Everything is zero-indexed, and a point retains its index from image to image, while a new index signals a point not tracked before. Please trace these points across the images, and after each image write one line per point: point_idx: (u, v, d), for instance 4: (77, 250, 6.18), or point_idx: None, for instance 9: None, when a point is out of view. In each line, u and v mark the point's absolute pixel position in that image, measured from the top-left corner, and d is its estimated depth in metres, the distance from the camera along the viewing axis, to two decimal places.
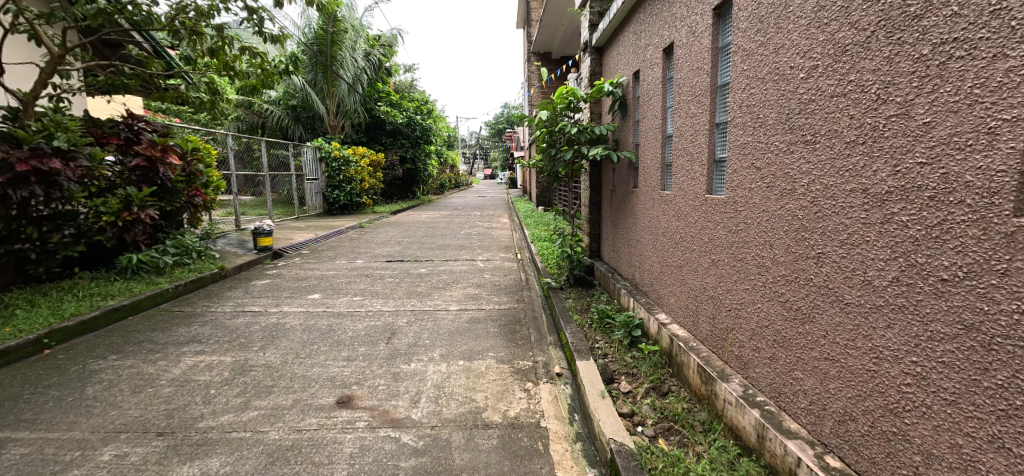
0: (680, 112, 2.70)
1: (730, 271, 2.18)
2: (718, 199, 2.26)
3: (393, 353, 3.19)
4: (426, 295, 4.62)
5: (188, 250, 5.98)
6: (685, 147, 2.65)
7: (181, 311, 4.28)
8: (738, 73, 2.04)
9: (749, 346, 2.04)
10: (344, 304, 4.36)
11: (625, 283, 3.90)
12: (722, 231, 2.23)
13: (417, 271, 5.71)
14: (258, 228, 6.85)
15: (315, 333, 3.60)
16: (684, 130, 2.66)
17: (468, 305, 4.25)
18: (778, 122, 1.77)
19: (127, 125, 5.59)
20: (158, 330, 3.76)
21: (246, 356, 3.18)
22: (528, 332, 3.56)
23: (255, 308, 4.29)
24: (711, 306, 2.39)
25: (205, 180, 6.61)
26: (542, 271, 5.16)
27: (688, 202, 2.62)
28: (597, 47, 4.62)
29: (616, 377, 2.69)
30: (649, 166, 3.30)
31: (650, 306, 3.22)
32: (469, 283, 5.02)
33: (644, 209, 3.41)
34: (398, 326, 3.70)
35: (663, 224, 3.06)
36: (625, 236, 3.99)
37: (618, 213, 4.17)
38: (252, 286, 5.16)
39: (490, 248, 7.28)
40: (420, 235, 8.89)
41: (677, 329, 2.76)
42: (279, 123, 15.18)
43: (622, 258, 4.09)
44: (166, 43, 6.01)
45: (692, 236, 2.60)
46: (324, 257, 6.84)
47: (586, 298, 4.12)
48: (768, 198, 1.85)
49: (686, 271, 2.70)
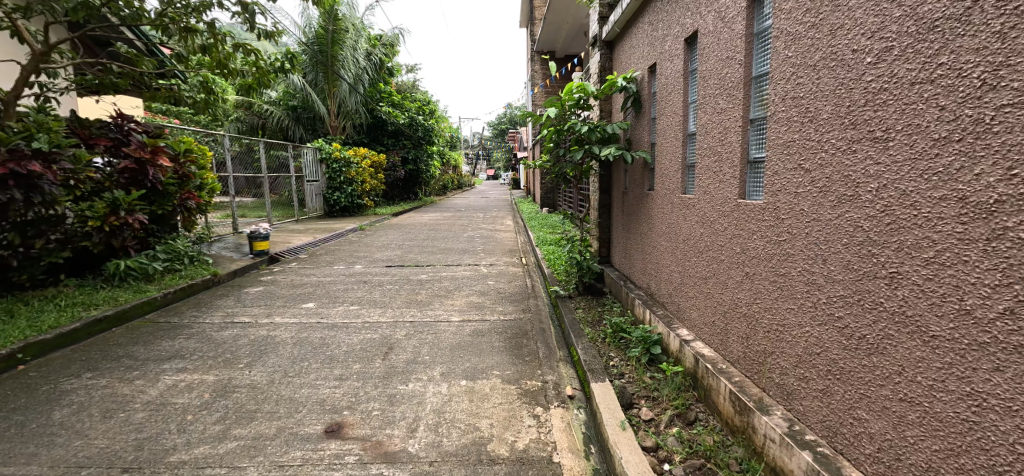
0: (706, 108, 2.44)
1: (768, 287, 1.91)
2: (755, 204, 1.99)
3: (389, 371, 2.93)
4: (426, 304, 4.36)
5: (181, 255, 5.72)
6: (712, 146, 2.39)
7: (167, 321, 4.05)
8: (781, 61, 1.78)
9: (793, 374, 1.77)
10: (340, 314, 4.11)
11: (639, 292, 3.63)
12: (760, 242, 1.96)
13: (417, 277, 5.45)
14: (254, 232, 6.62)
15: (306, 348, 3.35)
16: (710, 127, 2.40)
17: (470, 315, 3.99)
18: (836, 116, 1.50)
19: (116, 125, 5.37)
20: (140, 344, 3.52)
21: (230, 375, 2.93)
22: (536, 346, 3.30)
23: (245, 319, 4.05)
24: (744, 324, 2.12)
25: (198, 182, 6.39)
26: (549, 279, 4.88)
27: (715, 207, 2.36)
28: (607, 41, 4.36)
29: (635, 402, 2.42)
30: (668, 168, 3.03)
31: (669, 320, 2.95)
32: (472, 291, 4.76)
33: (662, 213, 3.15)
34: (396, 340, 3.44)
35: (684, 231, 2.79)
36: (639, 241, 3.73)
37: (632, 217, 3.90)
38: (244, 294, 4.91)
39: (494, 251, 7.01)
40: (421, 238, 8.64)
41: (702, 347, 2.49)
42: (279, 124, 14.97)
43: (636, 265, 3.83)
44: (157, 40, 5.77)
45: (720, 245, 2.34)
46: (322, 261, 6.59)
47: (598, 308, 3.85)
48: (821, 205, 1.58)
49: (713, 284, 2.43)
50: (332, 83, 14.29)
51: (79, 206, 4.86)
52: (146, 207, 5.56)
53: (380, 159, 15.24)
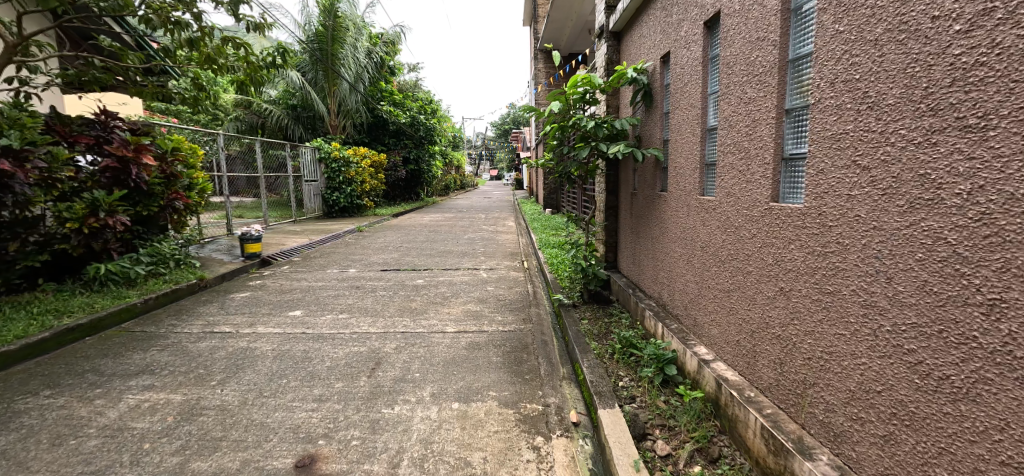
0: (731, 98, 2.15)
1: (810, 306, 1.63)
2: (794, 208, 1.71)
3: (374, 391, 2.65)
4: (421, 312, 4.07)
5: (165, 258, 5.42)
6: (737, 141, 2.10)
7: (143, 331, 3.78)
8: (830, 38, 1.49)
9: (842, 413, 1.49)
10: (327, 323, 3.82)
11: (649, 303, 3.34)
12: (798, 251, 1.68)
13: (413, 282, 5.16)
14: (246, 234, 6.36)
15: (287, 363, 3.07)
16: (736, 120, 2.11)
17: (467, 325, 3.70)
18: (907, 101, 1.22)
19: (98, 123, 5.11)
20: (108, 357, 3.25)
21: (199, 395, 2.66)
22: (537, 362, 3.01)
23: (226, 328, 3.77)
24: (777, 348, 1.84)
25: (186, 182, 6.12)
26: (552, 285, 4.59)
27: (741, 211, 2.08)
28: (614, 32, 4.08)
29: (648, 432, 2.13)
30: (683, 167, 2.74)
31: (685, 335, 2.66)
32: (469, 297, 4.47)
33: (676, 217, 2.87)
34: (384, 354, 3.16)
35: (701, 236, 2.51)
36: (650, 248, 3.44)
37: (641, 220, 3.62)
38: (229, 300, 4.64)
39: (495, 255, 6.72)
40: (420, 240, 8.36)
41: (724, 369, 2.20)
42: (279, 123, 14.67)
43: (646, 273, 3.54)
44: (142, 32, 5.51)
45: (746, 255, 2.05)
46: (315, 265, 6.32)
47: (604, 319, 3.56)
48: (886, 212, 1.30)
49: (737, 299, 2.15)
50: (332, 82, 14.04)
51: (56, 207, 4.61)
52: (129, 208, 5.30)
53: (381, 159, 14.82)
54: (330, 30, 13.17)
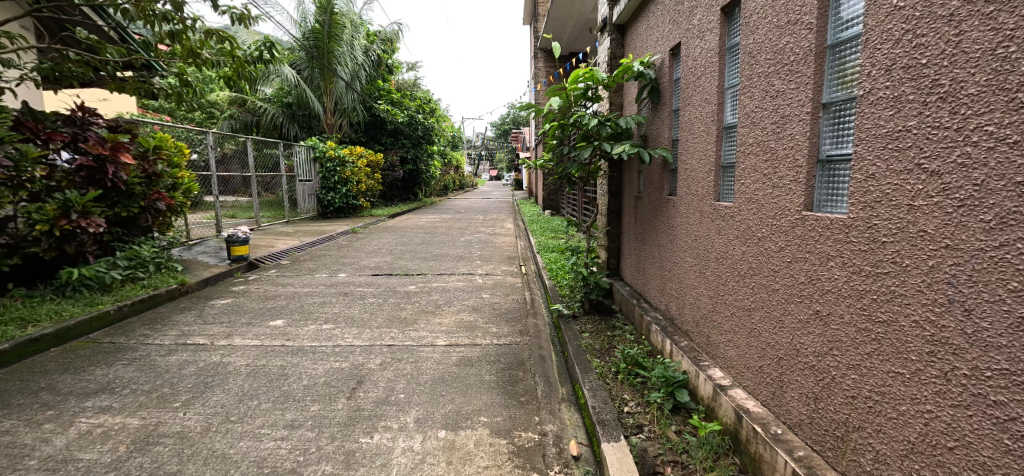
0: (753, 91, 1.90)
1: (854, 335, 1.40)
2: (836, 219, 1.46)
3: (353, 416, 2.39)
4: (410, 323, 3.81)
5: (144, 262, 5.14)
6: (761, 140, 1.85)
7: (111, 342, 3.51)
8: (886, 16, 1.25)
9: (898, 468, 1.25)
10: (310, 335, 3.56)
11: (656, 315, 3.09)
12: (840, 271, 1.44)
13: (405, 289, 4.90)
14: (232, 236, 6.10)
15: (261, 380, 2.81)
16: (759, 116, 1.86)
17: (459, 338, 3.44)
18: (999, 90, 1.00)
19: (73, 120, 4.85)
20: (68, 373, 2.98)
21: (158, 420, 2.40)
22: (534, 382, 2.75)
23: (200, 340, 3.50)
24: (809, 380, 1.60)
25: (171, 182, 5.86)
26: (551, 294, 4.33)
27: (765, 219, 1.83)
28: (618, 25, 3.82)
29: (658, 471, 1.87)
30: (695, 169, 2.49)
31: (697, 355, 2.41)
32: (463, 306, 4.21)
33: (686, 225, 2.62)
34: (367, 371, 2.90)
35: (716, 247, 2.26)
36: (656, 255, 3.19)
37: (647, 226, 3.37)
38: (209, 307, 4.37)
39: (492, 259, 6.45)
40: (416, 243, 8.09)
41: (745, 398, 1.96)
42: (273, 121, 14.37)
43: (652, 283, 3.29)
44: (122, 24, 5.25)
45: (769, 271, 1.81)
46: (304, 269, 6.06)
47: (606, 332, 3.30)
48: (967, 227, 1.06)
49: (758, 319, 1.90)
50: (328, 81, 13.78)
51: (26, 208, 4.35)
52: (107, 209, 5.05)
53: (377, 158, 14.54)
54: (326, 27, 12.91)
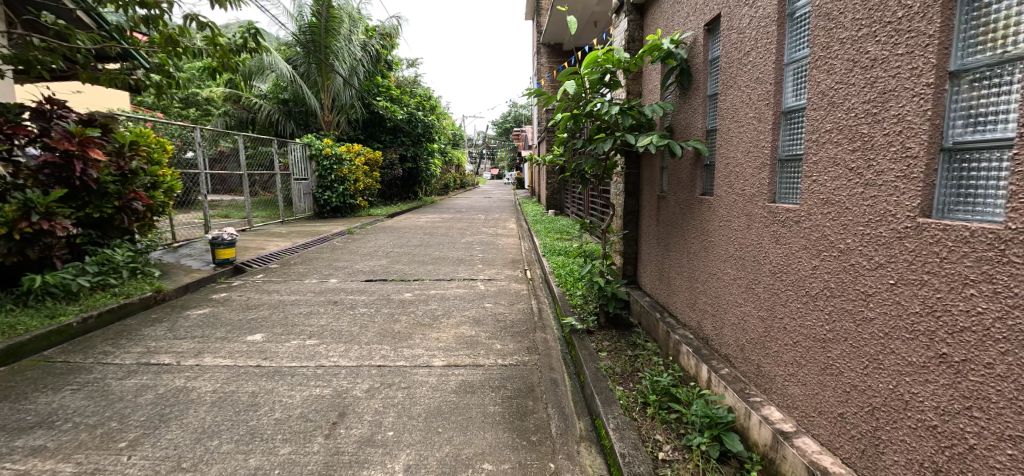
0: (834, 62, 1.48)
1: (1015, 395, 1.01)
2: (984, 230, 1.05)
3: (330, 462, 1.98)
4: (404, 338, 3.39)
5: (117, 267, 4.73)
6: (844, 124, 1.44)
7: (65, 362, 3.11)
8: None
9: None
10: (290, 353, 3.15)
11: (685, 334, 2.68)
12: (990, 304, 1.04)
13: (400, 297, 4.48)
14: (217, 239, 5.69)
15: (227, 412, 2.40)
16: (844, 93, 1.44)
17: (459, 357, 3.03)
18: None
19: (41, 112, 4.46)
20: (5, 401, 2.58)
21: (95, 467, 1.99)
22: (546, 415, 2.34)
23: (166, 359, 3.10)
24: (926, 444, 1.21)
25: (150, 180, 5.46)
26: (561, 304, 3.91)
27: (850, 227, 1.43)
28: (637, 4, 3.41)
29: None
30: (740, 163, 2.08)
31: (744, 388, 2.01)
32: (463, 317, 3.79)
33: (726, 230, 2.22)
34: (352, 400, 2.48)
35: (771, 258, 1.85)
36: (683, 264, 2.79)
37: (672, 230, 2.96)
38: (183, 318, 3.96)
39: (494, 263, 6.03)
40: (414, 244, 7.68)
41: (819, 452, 1.56)
42: (269, 118, 13.97)
43: (678, 296, 2.88)
44: (93, 9, 4.84)
45: (856, 294, 1.42)
46: (293, 273, 5.64)
47: (626, 351, 2.88)
48: None
49: (836, 354, 1.51)
50: (326, 77, 13.36)
51: None
52: (76, 210, 4.67)
53: (376, 156, 14.13)
54: (323, 20, 12.49)
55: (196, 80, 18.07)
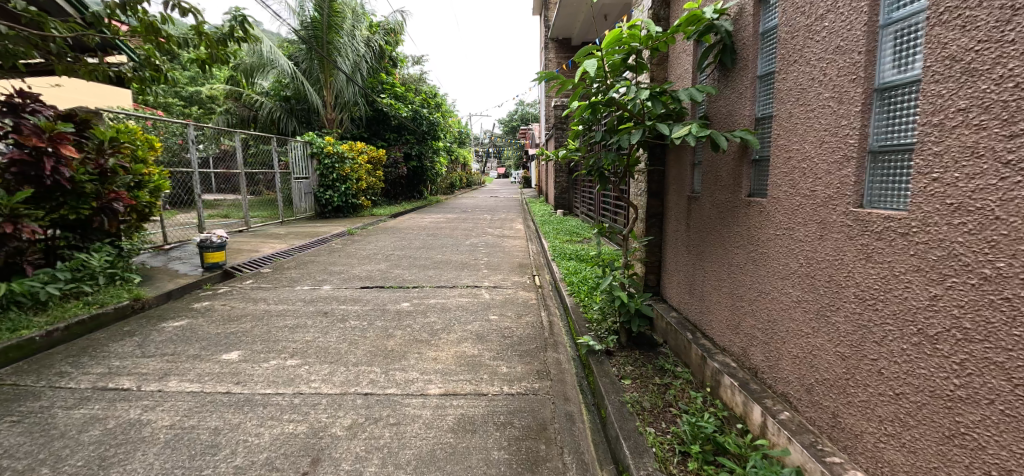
0: (976, 13, 1.07)
1: None
2: None
3: None
4: (398, 357, 2.98)
5: (93, 273, 4.36)
6: (998, 100, 1.03)
7: (12, 385, 2.74)
8: None
9: None
10: (266, 377, 2.75)
11: (725, 361, 2.27)
12: None
13: (396, 307, 4.08)
14: (205, 242, 5.36)
15: (180, 456, 2.01)
16: (997, 54, 1.03)
17: (459, 383, 2.62)
18: None
19: (13, 105, 4.13)
20: None
21: None
22: (562, 464, 1.93)
23: (126, 384, 2.71)
24: None
25: (133, 179, 5.09)
26: (574, 318, 3.49)
27: (1002, 247, 1.03)
28: None
29: None
30: (808, 158, 1.66)
31: (816, 442, 1.60)
32: (465, 333, 3.39)
33: (785, 241, 1.81)
34: (329, 442, 2.08)
35: (856, 279, 1.44)
36: (722, 278, 2.38)
37: (707, 236, 2.55)
38: (157, 332, 3.58)
39: (501, 268, 5.61)
40: (416, 246, 7.28)
41: None
42: (270, 116, 13.65)
43: (715, 315, 2.47)
44: None
45: (1013, 342, 1.01)
46: (285, 278, 5.26)
47: (654, 379, 2.47)
48: None
49: (974, 420, 1.11)
50: (327, 73, 12.99)
51: None
52: (47, 212, 4.31)
53: (379, 154, 13.80)
54: (325, 15, 12.09)
55: (199, 79, 17.82)
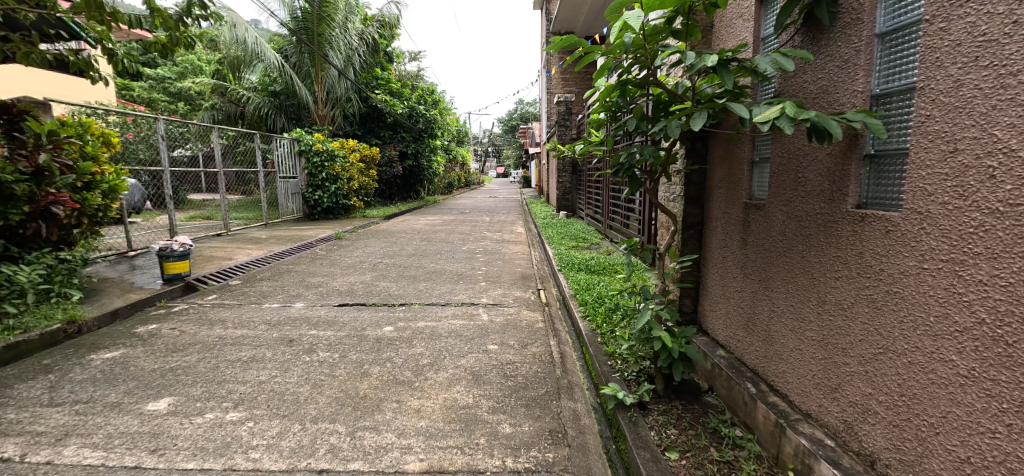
0: None
1: None
2: None
3: None
4: (371, 410, 2.33)
5: (23, 290, 3.67)
6: None
7: None
8: None
9: None
10: (194, 441, 2.09)
11: (817, 437, 1.64)
12: None
13: (378, 332, 3.41)
14: (163, 250, 4.66)
15: None
16: None
17: (449, 454, 1.97)
18: None
19: None
20: None
21: None
22: None
23: (7, 452, 2.04)
24: None
25: (80, 179, 4.40)
26: (592, 352, 2.84)
27: None
28: None
29: None
30: (1010, 152, 1.05)
31: None
32: (460, 371, 2.73)
33: (946, 282, 1.20)
34: None
35: None
36: (804, 317, 1.75)
37: (776, 259, 1.92)
38: (80, 367, 2.90)
39: (501, 280, 4.94)
40: (407, 253, 6.62)
41: None
42: (258, 112, 12.93)
43: (791, 366, 1.85)
44: None
45: None
46: (253, 292, 4.59)
47: (711, 453, 1.85)
48: None
49: None
50: (318, 67, 12.28)
51: None
52: None
53: (372, 153, 13.17)
54: (315, 6, 11.35)
55: (186, 73, 17.07)
